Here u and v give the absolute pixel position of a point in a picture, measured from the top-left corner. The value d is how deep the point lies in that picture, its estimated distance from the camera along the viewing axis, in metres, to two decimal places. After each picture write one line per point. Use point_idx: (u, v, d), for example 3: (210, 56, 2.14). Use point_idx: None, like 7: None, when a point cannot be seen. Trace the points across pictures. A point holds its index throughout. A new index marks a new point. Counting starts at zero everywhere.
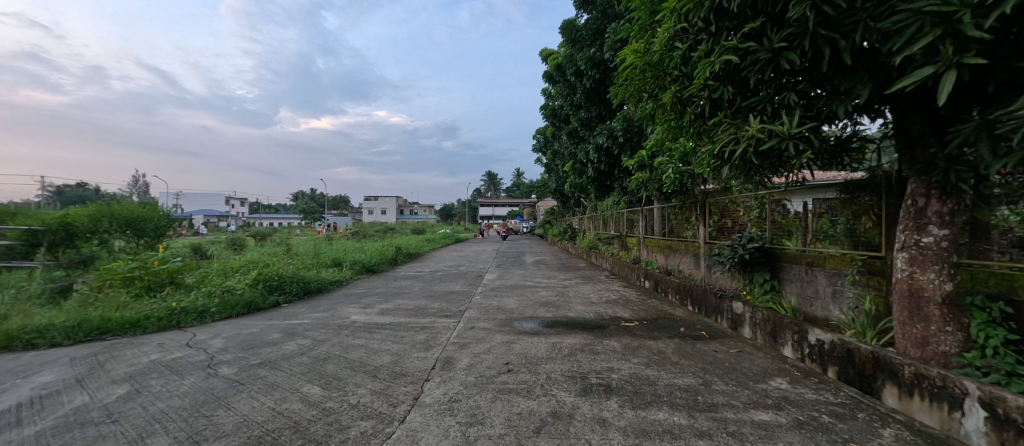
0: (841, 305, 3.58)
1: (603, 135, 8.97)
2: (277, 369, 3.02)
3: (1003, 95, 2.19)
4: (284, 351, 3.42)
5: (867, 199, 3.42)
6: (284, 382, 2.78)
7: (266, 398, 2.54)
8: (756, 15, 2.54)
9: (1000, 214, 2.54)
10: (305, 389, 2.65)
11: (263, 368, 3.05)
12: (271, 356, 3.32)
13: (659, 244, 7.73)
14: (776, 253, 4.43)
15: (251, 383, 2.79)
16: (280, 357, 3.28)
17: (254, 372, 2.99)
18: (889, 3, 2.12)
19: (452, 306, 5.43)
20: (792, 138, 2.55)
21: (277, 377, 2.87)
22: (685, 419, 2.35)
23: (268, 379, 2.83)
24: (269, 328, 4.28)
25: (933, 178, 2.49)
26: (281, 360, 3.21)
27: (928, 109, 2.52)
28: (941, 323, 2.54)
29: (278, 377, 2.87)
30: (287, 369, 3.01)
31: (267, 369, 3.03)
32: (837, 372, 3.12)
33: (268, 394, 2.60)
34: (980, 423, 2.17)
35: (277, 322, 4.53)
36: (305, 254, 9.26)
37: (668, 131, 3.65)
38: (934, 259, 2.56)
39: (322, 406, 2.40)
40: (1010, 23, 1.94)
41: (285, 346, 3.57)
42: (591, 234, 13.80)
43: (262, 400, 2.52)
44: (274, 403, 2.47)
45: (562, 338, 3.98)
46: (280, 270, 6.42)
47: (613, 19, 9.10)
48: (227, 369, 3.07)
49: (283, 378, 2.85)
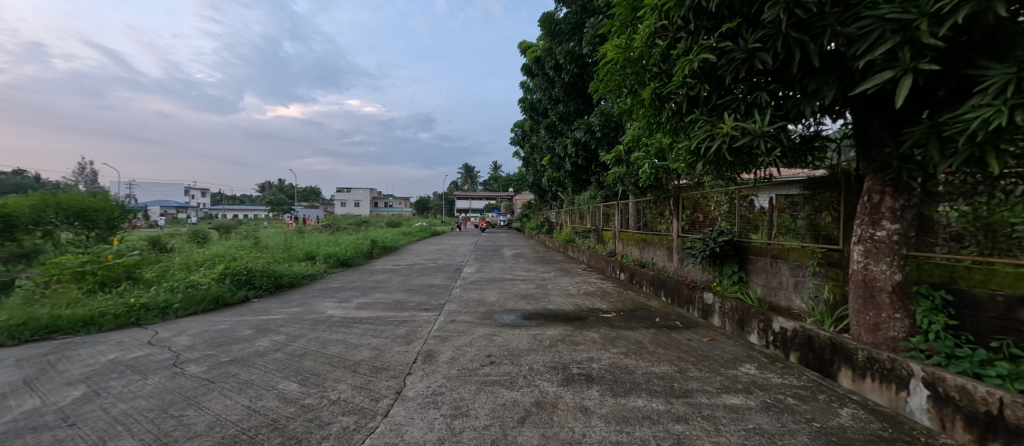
0: (802, 295, 3.80)
1: (580, 129, 9.09)
2: (251, 366, 2.92)
3: (950, 100, 2.36)
4: (257, 348, 3.31)
5: (828, 195, 3.62)
6: (259, 379, 2.69)
7: (240, 396, 2.45)
8: (732, 15, 2.63)
9: (943, 210, 2.77)
10: (281, 386, 2.57)
11: (235, 366, 2.93)
12: (242, 353, 3.20)
13: (634, 237, 7.93)
14: (745, 246, 4.64)
15: (223, 381, 2.68)
16: (252, 354, 3.16)
17: (225, 369, 2.88)
18: (855, 9, 2.24)
19: (431, 299, 5.39)
20: (763, 136, 2.67)
21: (250, 374, 2.77)
22: (663, 405, 2.44)
23: (241, 377, 2.73)
24: (239, 324, 4.11)
25: (887, 176, 2.67)
26: (254, 357, 3.10)
27: (884, 111, 2.69)
28: (892, 310, 2.74)
29: (252, 374, 2.77)
30: (261, 366, 2.91)
31: (239, 366, 2.92)
32: (798, 357, 3.32)
33: (242, 392, 2.51)
34: (923, 401, 2.37)
35: (247, 318, 4.36)
36: (275, 247, 8.93)
37: (646, 126, 3.75)
38: (887, 252, 2.76)
39: (301, 402, 2.35)
40: (960, 32, 2.09)
41: (258, 342, 3.45)
42: (567, 227, 13.98)
43: (236, 398, 2.43)
44: (249, 402, 2.38)
45: (543, 329, 4.04)
46: (250, 264, 6.17)
47: (592, 14, 9.18)
48: (195, 368, 2.94)
49: (257, 375, 2.76)
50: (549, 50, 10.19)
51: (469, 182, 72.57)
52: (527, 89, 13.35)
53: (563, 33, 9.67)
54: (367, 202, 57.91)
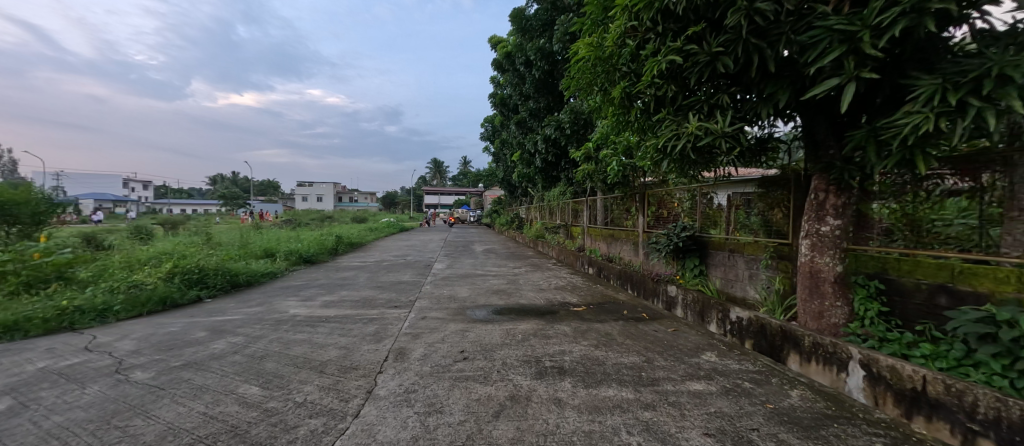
0: (755, 286, 4.06)
1: (551, 126, 9.26)
2: (206, 370, 2.75)
3: (886, 107, 2.59)
4: (213, 351, 3.12)
5: (779, 193, 3.88)
6: (216, 384, 2.54)
7: (195, 402, 2.30)
8: (697, 19, 2.75)
9: (877, 207, 3.04)
10: (241, 390, 2.44)
11: (187, 371, 2.75)
12: (195, 357, 3.00)
13: (601, 232, 8.13)
14: (705, 241, 4.87)
15: (174, 387, 2.51)
16: (207, 358, 2.98)
17: (176, 375, 2.69)
18: (807, 19, 2.41)
19: (401, 296, 5.29)
20: (724, 136, 2.82)
21: (205, 379, 2.61)
22: (633, 394, 2.54)
23: (195, 382, 2.57)
24: (191, 326, 3.85)
25: (831, 176, 2.88)
26: (209, 360, 2.92)
27: (830, 115, 2.91)
28: (834, 299, 2.98)
29: (207, 379, 2.61)
30: (218, 370, 2.74)
31: (192, 371, 2.74)
32: (753, 344, 3.55)
33: (196, 398, 2.36)
34: (860, 381, 2.59)
35: (200, 319, 4.10)
36: (229, 244, 8.43)
37: (616, 124, 3.86)
38: (830, 245, 2.99)
39: (263, 406, 2.24)
40: (896, 45, 2.29)
41: (214, 345, 3.25)
42: (537, 223, 14.13)
43: (190, 405, 2.28)
44: (205, 408, 2.25)
45: (516, 324, 4.07)
46: (201, 262, 5.79)
47: (562, 12, 9.29)
48: (141, 374, 2.73)
49: (213, 379, 2.60)
50: (519, 45, 10.24)
51: (435, 176, 71.43)
52: (497, 84, 13.34)
53: (533, 29, 9.74)
54: (327, 197, 55.75)
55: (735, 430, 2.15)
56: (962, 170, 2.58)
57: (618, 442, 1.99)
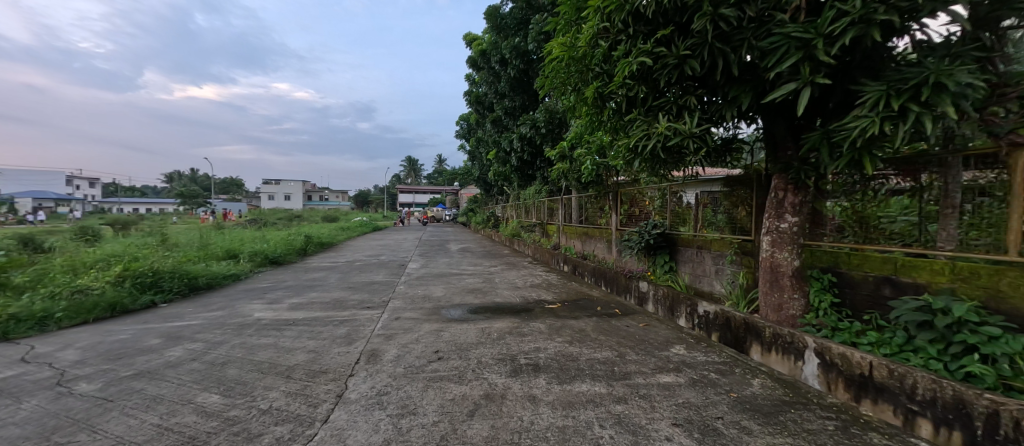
0: (722, 281, 4.23)
1: (526, 125, 9.33)
2: (161, 379, 2.61)
3: (838, 111, 2.75)
4: (170, 358, 2.97)
5: (742, 192, 4.05)
6: (171, 393, 2.42)
7: (148, 414, 2.19)
8: (666, 22, 2.83)
9: (830, 205, 3.23)
10: (200, 399, 2.34)
11: (140, 381, 2.61)
12: (149, 366, 2.85)
13: (576, 231, 8.25)
14: (675, 238, 5.03)
15: (124, 399, 2.37)
16: (163, 366, 2.84)
17: (127, 385, 2.55)
18: (767, 26, 2.53)
19: (374, 297, 5.21)
20: (692, 136, 2.92)
21: (160, 389, 2.48)
22: (605, 388, 2.60)
23: (149, 392, 2.44)
24: (143, 333, 3.67)
25: (789, 175, 3.04)
26: (165, 369, 2.78)
27: (788, 117, 3.07)
28: (791, 291, 3.15)
29: (162, 388, 2.48)
30: (174, 379, 2.61)
31: (146, 381, 2.60)
32: (719, 336, 3.70)
33: (148, 409, 2.24)
34: (815, 368, 2.75)
35: (154, 325, 3.90)
36: (187, 245, 8.05)
37: (590, 124, 3.95)
38: (788, 241, 3.15)
39: (223, 416, 2.15)
40: (846, 53, 2.44)
41: (170, 352, 3.10)
42: (513, 222, 14.19)
43: (142, 417, 2.17)
44: (160, 419, 2.14)
45: (491, 323, 4.09)
46: (156, 264, 5.52)
47: (537, 11, 9.36)
48: (87, 386, 2.57)
49: (169, 389, 2.48)
50: (494, 44, 10.25)
51: (409, 174, 70.37)
52: (473, 82, 13.31)
53: (508, 27, 9.77)
54: (296, 195, 54.02)
55: (701, 420, 2.25)
56: (904, 171, 2.77)
57: (590, 436, 2.04)
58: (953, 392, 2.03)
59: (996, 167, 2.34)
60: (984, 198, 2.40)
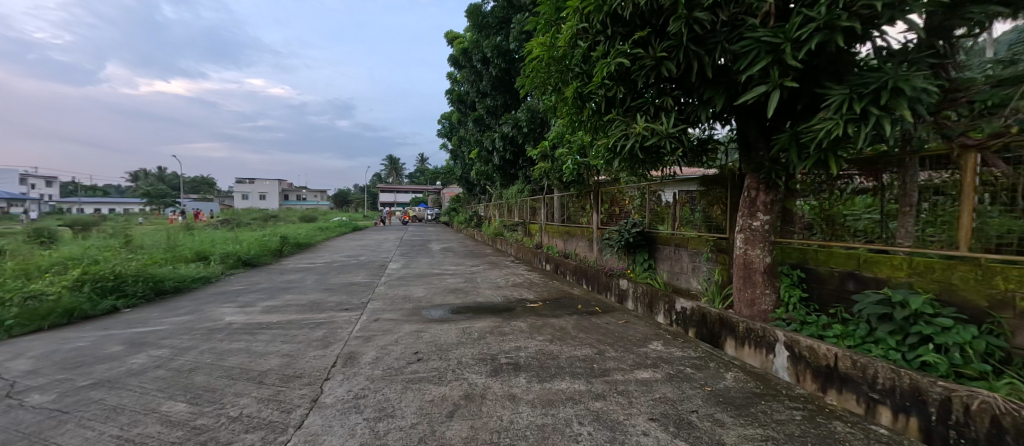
0: (698, 278, 4.33)
1: (508, 124, 9.33)
2: (122, 388, 2.48)
3: (806, 113, 2.85)
4: (132, 366, 2.84)
5: (718, 191, 4.15)
6: (133, 403, 2.30)
7: (107, 425, 2.08)
8: (643, 25, 2.88)
9: (800, 204, 3.34)
10: (164, 408, 2.23)
11: (98, 390, 2.47)
12: (109, 374, 2.71)
13: (558, 229, 8.31)
14: (654, 236, 5.12)
15: (80, 410, 2.24)
16: (125, 374, 2.70)
17: (84, 396, 2.40)
18: (738, 30, 2.60)
19: (353, 298, 5.12)
20: (669, 137, 2.98)
21: (121, 398, 2.35)
22: (584, 385, 2.64)
23: (108, 402, 2.31)
24: (104, 339, 3.51)
25: (760, 175, 3.13)
26: (126, 377, 2.64)
27: (759, 119, 3.16)
28: (763, 287, 3.25)
29: (123, 398, 2.36)
30: (136, 387, 2.48)
31: (105, 390, 2.46)
32: (695, 332, 3.79)
33: (107, 420, 2.13)
34: (785, 361, 2.85)
35: (116, 332, 3.73)
36: (153, 247, 7.73)
37: (570, 123, 3.99)
38: (760, 238, 3.25)
39: (190, 424, 2.07)
40: (813, 57, 2.53)
41: (133, 359, 2.97)
42: (495, 221, 14.19)
43: (100, 429, 2.05)
44: (121, 430, 2.04)
45: (472, 322, 4.08)
46: (118, 267, 5.29)
47: (519, 11, 9.38)
48: (40, 397, 2.42)
49: (131, 398, 2.35)
50: (476, 42, 10.21)
51: (390, 173, 69.47)
52: (454, 80, 13.23)
53: (490, 26, 9.76)
54: (272, 195, 52.60)
55: (677, 414, 2.30)
56: (867, 171, 2.88)
57: (569, 433, 2.06)
58: (910, 380, 2.13)
59: (950, 167, 2.46)
60: (939, 197, 2.53)
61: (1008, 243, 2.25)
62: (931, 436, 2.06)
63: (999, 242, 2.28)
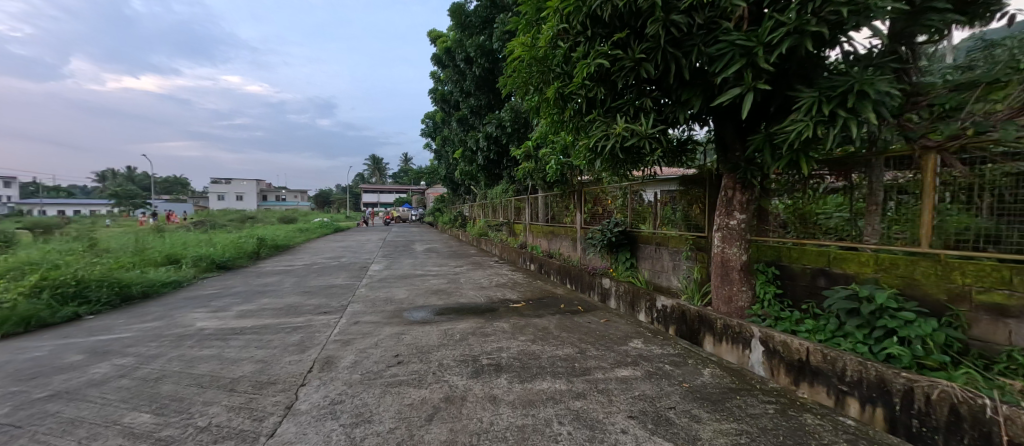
0: (678, 276, 4.40)
1: (491, 124, 9.32)
2: (82, 400, 2.37)
3: (779, 114, 2.92)
4: (94, 376, 2.72)
5: (697, 191, 4.23)
6: (93, 415, 2.20)
7: (64, 439, 1.97)
8: (622, 26, 2.90)
9: (774, 203, 3.42)
10: (128, 419, 2.14)
11: (56, 402, 2.35)
12: (68, 385, 2.58)
13: (543, 229, 8.33)
14: (635, 236, 5.18)
15: (35, 424, 2.12)
16: (86, 384, 2.58)
17: (40, 408, 2.28)
18: (714, 34, 2.64)
19: (332, 301, 5.02)
20: (648, 137, 3.01)
21: (80, 410, 2.24)
22: (565, 385, 2.64)
23: (66, 415, 2.20)
24: (64, 348, 3.34)
25: (737, 175, 3.19)
26: (87, 388, 2.53)
27: (735, 120, 3.23)
28: (740, 285, 3.32)
29: (82, 410, 2.25)
30: (97, 399, 2.37)
31: (63, 402, 2.34)
32: (675, 329, 3.85)
33: (64, 433, 2.02)
34: (760, 356, 2.92)
35: (78, 340, 3.57)
36: (121, 251, 7.43)
37: (552, 123, 4.01)
38: (737, 237, 3.31)
39: (155, 436, 1.99)
40: (785, 60, 2.59)
41: (94, 368, 2.84)
42: (480, 221, 14.16)
43: (56, 443, 1.95)
44: (79, 444, 1.94)
45: (454, 324, 4.05)
46: (80, 272, 5.07)
47: (502, 10, 9.37)
48: None
49: (91, 410, 2.24)
50: (459, 41, 10.16)
51: (372, 173, 68.55)
52: (438, 80, 13.17)
53: (473, 26, 9.74)
54: (250, 196, 51.26)
55: (655, 411, 2.32)
56: (837, 171, 2.97)
57: (549, 433, 2.07)
58: (876, 372, 2.21)
59: (913, 167, 2.56)
60: (903, 196, 2.62)
61: (966, 239, 2.34)
62: (896, 425, 2.14)
63: (958, 239, 2.37)
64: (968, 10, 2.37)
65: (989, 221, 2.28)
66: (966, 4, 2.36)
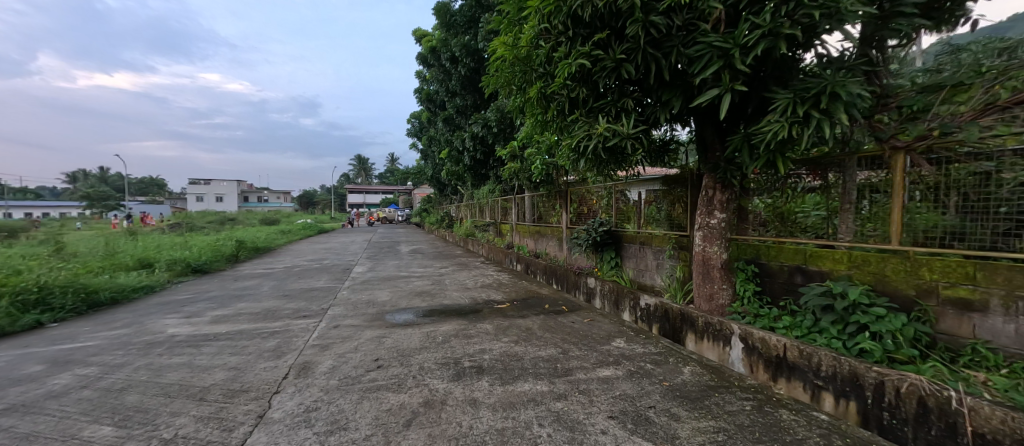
0: (661, 275, 4.45)
1: (477, 124, 9.28)
2: (38, 413, 2.25)
3: (756, 115, 2.96)
4: (53, 387, 2.60)
5: (679, 190, 4.27)
6: (50, 429, 2.09)
7: None
8: (603, 27, 2.89)
9: (754, 203, 3.46)
10: (88, 433, 2.05)
11: (10, 416, 2.23)
12: (25, 397, 2.46)
13: (529, 229, 8.33)
14: (620, 235, 5.21)
15: None
16: (44, 396, 2.46)
17: None
18: (692, 35, 2.66)
19: (312, 305, 4.92)
20: (630, 137, 3.02)
21: (36, 425, 2.13)
22: (546, 386, 2.64)
23: (20, 429, 2.09)
24: (22, 359, 3.19)
25: (717, 175, 3.22)
26: (45, 400, 2.41)
27: (715, 121, 3.26)
28: (721, 283, 3.36)
29: (39, 424, 2.14)
30: (56, 412, 2.26)
31: (18, 416, 2.23)
32: (658, 328, 3.88)
33: None
34: (739, 353, 2.95)
35: (38, 350, 3.40)
36: (89, 255, 7.16)
37: (536, 123, 4.01)
38: (718, 235, 3.35)
39: None
40: (761, 62, 2.63)
41: (54, 379, 2.72)
42: (467, 222, 14.11)
43: None
44: None
45: (437, 326, 4.01)
46: (43, 278, 4.86)
47: (487, 10, 9.35)
48: None
49: (48, 424, 2.14)
50: (443, 41, 10.10)
51: (357, 174, 67.71)
52: (423, 79, 13.07)
53: (458, 25, 9.70)
54: (230, 197, 50.06)
55: (635, 411, 2.33)
56: (814, 170, 3.01)
57: (529, 436, 2.05)
58: (849, 367, 2.25)
59: (884, 167, 2.62)
60: (876, 195, 2.67)
61: (934, 237, 2.40)
62: (868, 418, 2.18)
63: (926, 236, 2.43)
64: (934, 15, 2.44)
65: (956, 218, 2.35)
66: (931, 10, 2.43)
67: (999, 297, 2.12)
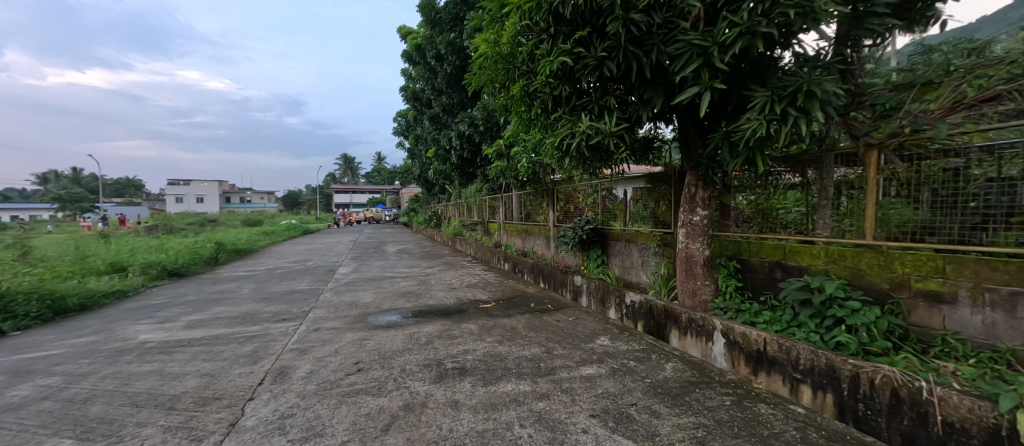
0: (647, 271, 4.48)
1: (464, 123, 9.23)
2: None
3: (736, 114, 3.00)
4: (12, 399, 2.48)
5: (662, 188, 4.29)
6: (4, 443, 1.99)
7: None
8: (584, 24, 2.87)
9: (736, 200, 3.48)
10: None
11: None
12: None
13: (517, 228, 8.31)
14: (606, 233, 5.22)
15: None
16: (1, 409, 2.35)
17: None
18: (673, 33, 2.66)
19: (292, 308, 4.82)
20: (613, 135, 3.00)
21: None
22: (529, 386, 2.62)
23: None
24: None
25: (699, 172, 3.24)
26: (2, 413, 2.30)
27: (696, 119, 3.27)
28: (703, 279, 3.39)
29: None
30: (13, 425, 2.17)
31: None
32: (643, 325, 3.90)
33: None
34: (722, 348, 2.98)
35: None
36: (58, 259, 6.91)
37: (521, 121, 3.99)
38: (700, 232, 3.37)
39: None
40: (740, 60, 2.65)
41: (13, 391, 2.60)
42: (454, 221, 14.03)
43: None
44: None
45: (421, 327, 3.96)
46: (5, 284, 4.66)
47: (471, 8, 9.30)
48: None
49: (3, 438, 2.04)
50: (429, 38, 10.03)
51: (344, 173, 66.87)
52: (409, 78, 12.96)
53: (443, 22, 9.63)
54: (211, 197, 48.90)
55: (617, 409, 2.33)
56: (793, 167, 3.04)
57: (510, 437, 2.04)
58: (826, 360, 2.28)
59: (858, 164, 2.67)
60: (853, 191, 2.71)
61: (907, 231, 2.45)
62: (843, 410, 2.22)
63: (899, 231, 2.48)
64: (906, 16, 2.49)
65: (929, 213, 2.38)
66: (904, 10, 2.49)
67: (967, 289, 2.18)
